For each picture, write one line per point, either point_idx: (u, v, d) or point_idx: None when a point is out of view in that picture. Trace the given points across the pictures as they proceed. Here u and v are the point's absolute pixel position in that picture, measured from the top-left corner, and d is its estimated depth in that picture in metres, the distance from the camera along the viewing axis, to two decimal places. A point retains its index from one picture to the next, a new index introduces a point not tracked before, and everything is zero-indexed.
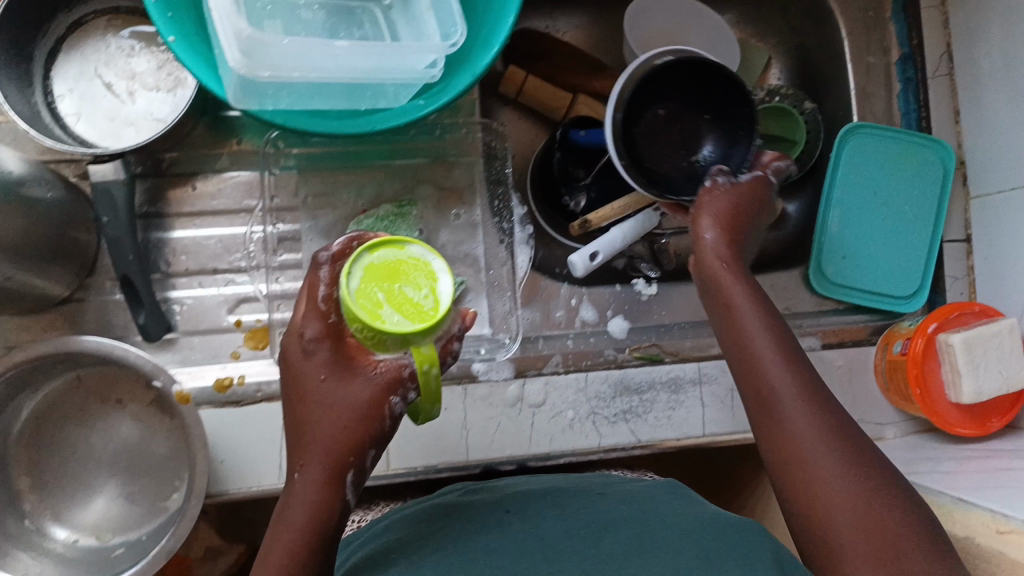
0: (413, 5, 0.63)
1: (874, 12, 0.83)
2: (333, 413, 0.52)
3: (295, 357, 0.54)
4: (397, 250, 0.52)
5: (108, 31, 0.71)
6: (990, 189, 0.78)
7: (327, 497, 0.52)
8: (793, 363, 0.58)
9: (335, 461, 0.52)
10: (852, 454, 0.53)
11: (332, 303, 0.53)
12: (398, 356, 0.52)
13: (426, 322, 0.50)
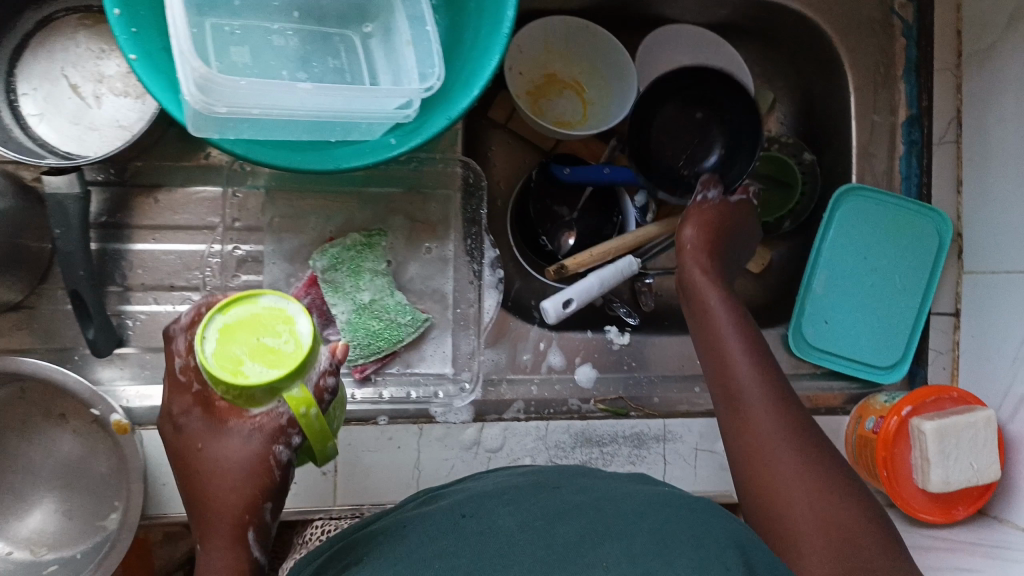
0: (394, 39, 0.60)
1: (886, 69, 0.80)
2: (222, 480, 0.52)
3: (172, 435, 0.54)
4: (248, 304, 0.50)
5: (77, 30, 0.68)
6: (984, 266, 0.75)
7: (232, 549, 0.51)
8: (750, 338, 0.66)
9: (241, 507, 0.52)
10: (800, 444, 0.59)
11: (191, 375, 0.53)
12: (273, 406, 0.49)
13: (289, 364, 0.48)
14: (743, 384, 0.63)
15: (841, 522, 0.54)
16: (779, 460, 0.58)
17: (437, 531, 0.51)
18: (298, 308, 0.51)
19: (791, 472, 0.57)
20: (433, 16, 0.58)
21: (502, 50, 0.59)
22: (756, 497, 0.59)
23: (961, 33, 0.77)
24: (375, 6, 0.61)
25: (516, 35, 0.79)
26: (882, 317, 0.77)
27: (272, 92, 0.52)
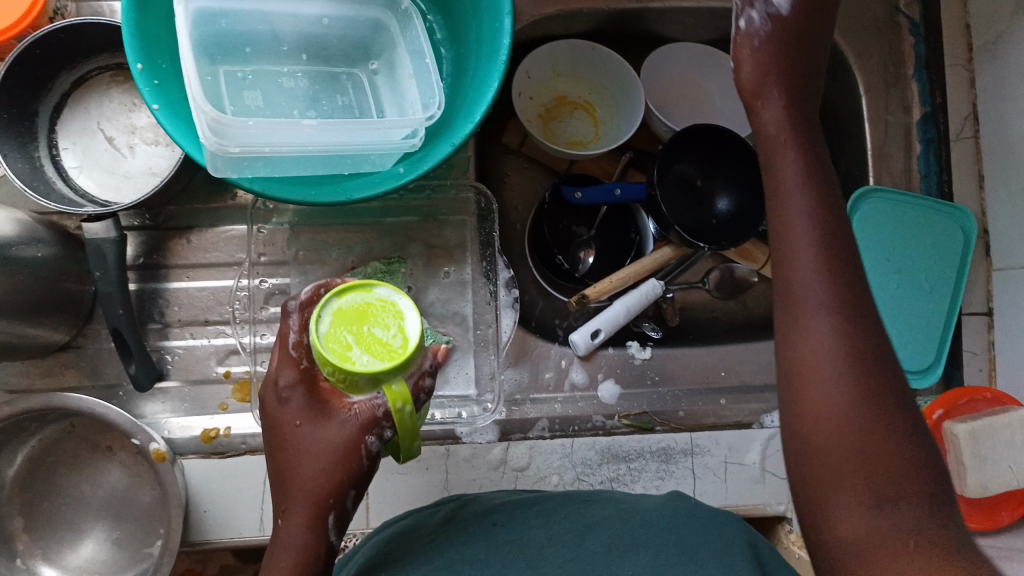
0: (399, 74, 0.64)
1: (895, 68, 0.79)
2: (308, 463, 0.52)
3: (273, 408, 0.54)
4: (364, 293, 0.53)
5: (109, 88, 0.74)
6: (1013, 260, 0.73)
7: (314, 525, 0.51)
8: (838, 285, 0.48)
9: (330, 488, 0.52)
10: (894, 460, 0.44)
11: (301, 350, 0.53)
12: (372, 397, 0.51)
13: (395, 360, 0.50)
14: (810, 309, 0.48)
15: (942, 549, 0.42)
16: (834, 426, 0.46)
17: (475, 536, 0.53)
18: (409, 306, 0.52)
19: (841, 433, 0.45)
20: (431, 49, 0.61)
21: (499, 76, 0.62)
22: (810, 475, 0.46)
23: (970, 28, 0.77)
24: (378, 44, 0.65)
25: (522, 62, 0.81)
26: (913, 318, 0.75)
27: (280, 130, 0.56)
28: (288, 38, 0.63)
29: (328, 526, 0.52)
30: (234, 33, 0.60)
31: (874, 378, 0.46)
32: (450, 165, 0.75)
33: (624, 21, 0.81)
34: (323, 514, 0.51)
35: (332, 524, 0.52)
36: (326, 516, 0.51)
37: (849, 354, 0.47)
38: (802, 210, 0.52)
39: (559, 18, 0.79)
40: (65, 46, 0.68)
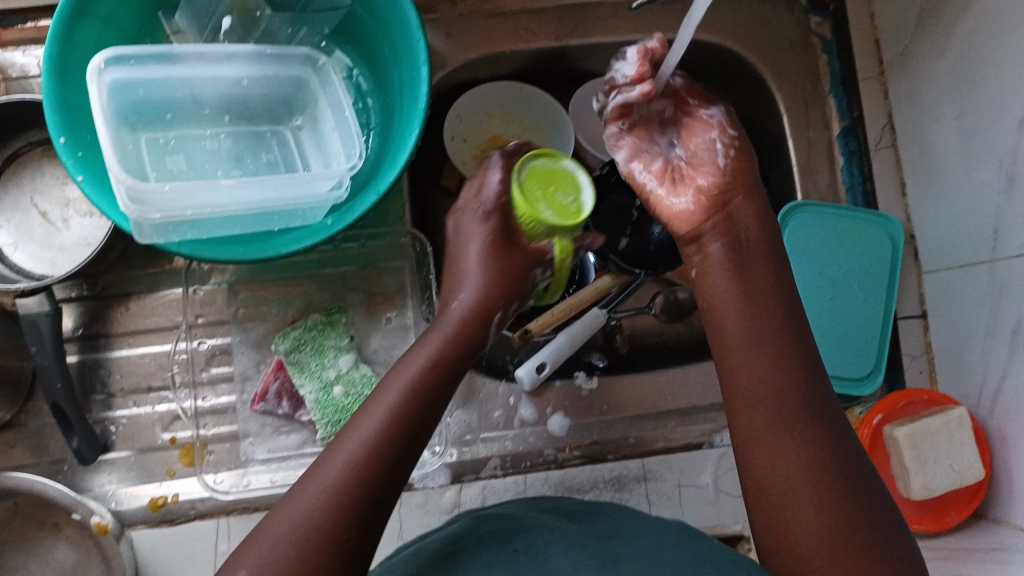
0: (323, 127, 0.65)
1: (813, 86, 0.81)
2: (459, 308, 0.59)
3: (453, 241, 0.63)
4: (553, 162, 0.60)
5: (41, 162, 0.74)
6: (941, 265, 0.75)
7: (396, 415, 0.53)
8: (771, 314, 0.55)
9: (425, 388, 0.54)
10: (824, 447, 0.51)
11: (488, 190, 0.62)
12: (541, 246, 0.60)
13: (572, 221, 0.57)
14: (735, 345, 0.55)
15: (862, 541, 0.48)
16: (789, 456, 0.51)
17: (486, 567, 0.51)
18: (588, 183, 0.59)
19: (786, 461, 0.51)
20: (351, 103, 0.62)
21: (421, 124, 0.63)
22: (756, 492, 0.52)
23: (881, 43, 0.79)
24: (301, 100, 0.65)
25: (453, 105, 0.82)
26: (848, 329, 0.77)
27: (201, 193, 0.58)
28: (209, 101, 0.63)
29: (407, 426, 0.53)
30: (153, 100, 0.60)
31: (812, 409, 0.53)
32: (385, 214, 0.76)
33: (548, 61, 0.82)
34: (403, 409, 0.53)
35: (423, 416, 0.54)
36: (418, 406, 0.54)
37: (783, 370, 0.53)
38: (723, 235, 0.58)
39: (482, 63, 0.80)
40: None
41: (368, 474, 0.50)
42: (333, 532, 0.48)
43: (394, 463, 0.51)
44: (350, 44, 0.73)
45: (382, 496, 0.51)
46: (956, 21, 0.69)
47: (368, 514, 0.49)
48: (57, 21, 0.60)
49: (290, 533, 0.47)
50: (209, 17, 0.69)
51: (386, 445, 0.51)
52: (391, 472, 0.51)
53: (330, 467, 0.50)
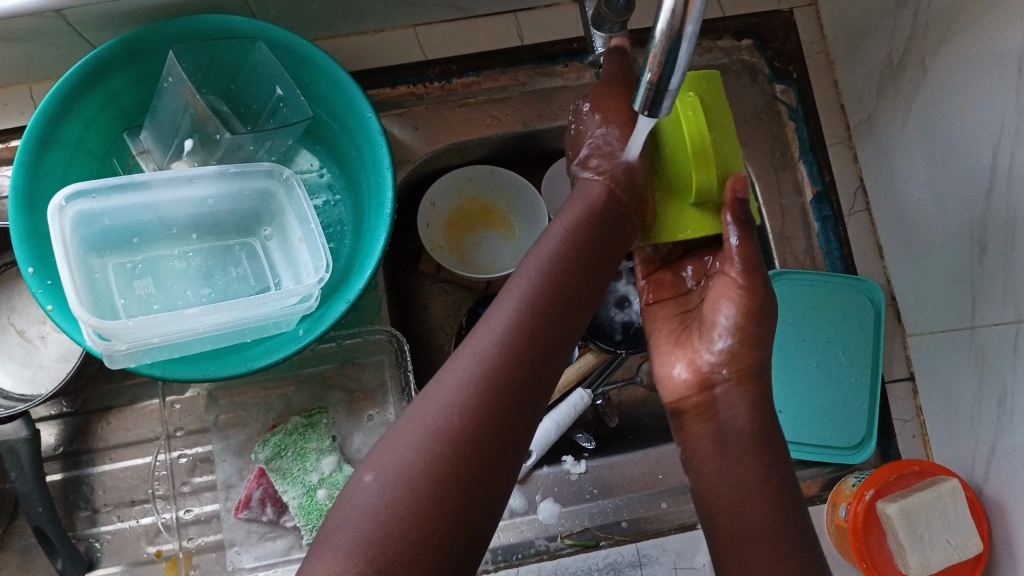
0: (290, 240, 0.66)
1: (782, 153, 0.82)
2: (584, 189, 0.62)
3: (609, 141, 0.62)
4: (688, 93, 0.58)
5: (17, 281, 0.75)
6: (922, 328, 0.74)
7: (513, 333, 0.52)
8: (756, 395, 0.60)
9: (563, 286, 0.56)
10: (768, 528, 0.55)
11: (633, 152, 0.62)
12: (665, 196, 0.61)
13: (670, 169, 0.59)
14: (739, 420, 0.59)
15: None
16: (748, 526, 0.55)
17: None
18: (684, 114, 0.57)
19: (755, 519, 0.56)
20: (315, 214, 0.63)
21: (386, 231, 0.64)
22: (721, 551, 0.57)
23: (845, 108, 0.80)
24: (268, 211, 0.67)
25: (427, 191, 0.82)
26: (834, 396, 0.76)
27: (165, 322, 0.58)
28: (177, 221, 0.65)
29: (521, 347, 0.52)
30: (119, 227, 0.62)
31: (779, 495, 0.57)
32: (361, 309, 0.76)
33: (517, 144, 0.83)
34: (526, 324, 0.53)
35: (547, 311, 0.54)
36: (553, 303, 0.55)
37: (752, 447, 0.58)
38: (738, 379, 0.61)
39: (450, 152, 0.81)
40: None
41: (486, 396, 0.50)
42: (456, 456, 0.48)
43: (524, 380, 0.51)
44: (318, 145, 0.74)
45: (512, 414, 0.50)
46: (916, 91, 0.69)
47: (504, 439, 0.49)
48: (23, 151, 0.61)
49: (402, 459, 0.47)
50: (172, 135, 0.70)
51: (501, 366, 0.51)
52: (513, 391, 0.51)
53: (446, 388, 0.50)
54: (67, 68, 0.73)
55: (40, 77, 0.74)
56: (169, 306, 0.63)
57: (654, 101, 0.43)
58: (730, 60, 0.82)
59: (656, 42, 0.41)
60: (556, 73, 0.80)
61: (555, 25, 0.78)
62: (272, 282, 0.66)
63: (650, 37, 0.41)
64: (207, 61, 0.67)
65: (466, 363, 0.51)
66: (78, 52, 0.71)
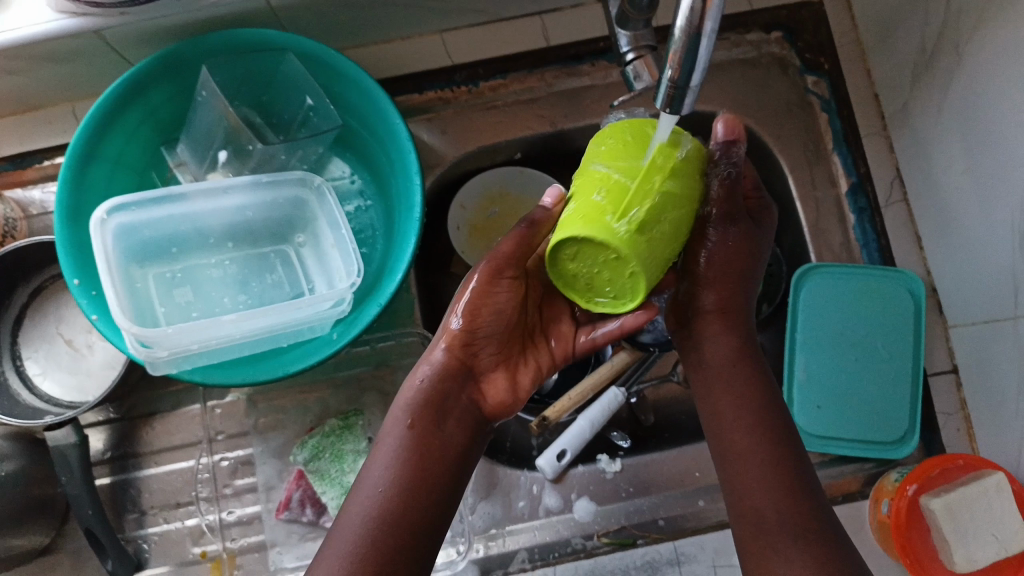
0: (323, 245, 0.67)
1: (815, 145, 0.80)
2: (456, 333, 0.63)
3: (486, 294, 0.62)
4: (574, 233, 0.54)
5: (66, 291, 0.78)
6: (965, 319, 0.72)
7: (412, 433, 0.60)
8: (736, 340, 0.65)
9: (445, 386, 0.62)
10: (778, 464, 0.59)
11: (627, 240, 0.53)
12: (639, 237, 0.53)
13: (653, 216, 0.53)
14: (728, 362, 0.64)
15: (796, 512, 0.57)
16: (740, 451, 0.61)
17: None
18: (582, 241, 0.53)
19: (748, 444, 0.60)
20: (346, 220, 0.65)
21: (416, 234, 0.64)
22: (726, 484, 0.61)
23: (879, 97, 0.79)
24: (301, 219, 0.68)
25: (456, 194, 0.83)
26: (877, 389, 0.74)
27: (203, 329, 0.59)
28: (213, 231, 0.67)
29: (428, 455, 0.59)
30: (158, 239, 0.64)
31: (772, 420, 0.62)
32: (394, 312, 0.77)
33: (546, 146, 0.83)
34: (420, 428, 0.60)
35: (436, 410, 0.61)
36: (441, 402, 0.61)
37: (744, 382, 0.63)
38: (713, 341, 0.65)
39: (479, 154, 0.82)
40: (12, 264, 0.73)
41: (408, 490, 0.57)
42: (386, 541, 0.55)
43: (426, 506, 0.58)
44: (349, 152, 0.75)
45: (419, 529, 0.57)
46: (950, 77, 0.68)
47: (422, 527, 0.57)
48: (67, 166, 0.63)
49: (359, 526, 0.55)
50: (207, 147, 0.71)
51: (402, 466, 0.58)
52: (418, 487, 0.58)
53: (362, 501, 0.57)
54: (107, 84, 0.75)
55: (82, 95, 0.77)
56: (207, 312, 0.64)
57: (675, 98, 0.43)
58: (760, 52, 0.81)
59: (677, 39, 0.40)
60: (583, 72, 0.80)
61: (580, 25, 0.78)
62: (306, 287, 0.67)
63: (669, 34, 0.41)
64: (239, 71, 0.68)
65: (382, 462, 0.59)
66: (118, 69, 0.73)
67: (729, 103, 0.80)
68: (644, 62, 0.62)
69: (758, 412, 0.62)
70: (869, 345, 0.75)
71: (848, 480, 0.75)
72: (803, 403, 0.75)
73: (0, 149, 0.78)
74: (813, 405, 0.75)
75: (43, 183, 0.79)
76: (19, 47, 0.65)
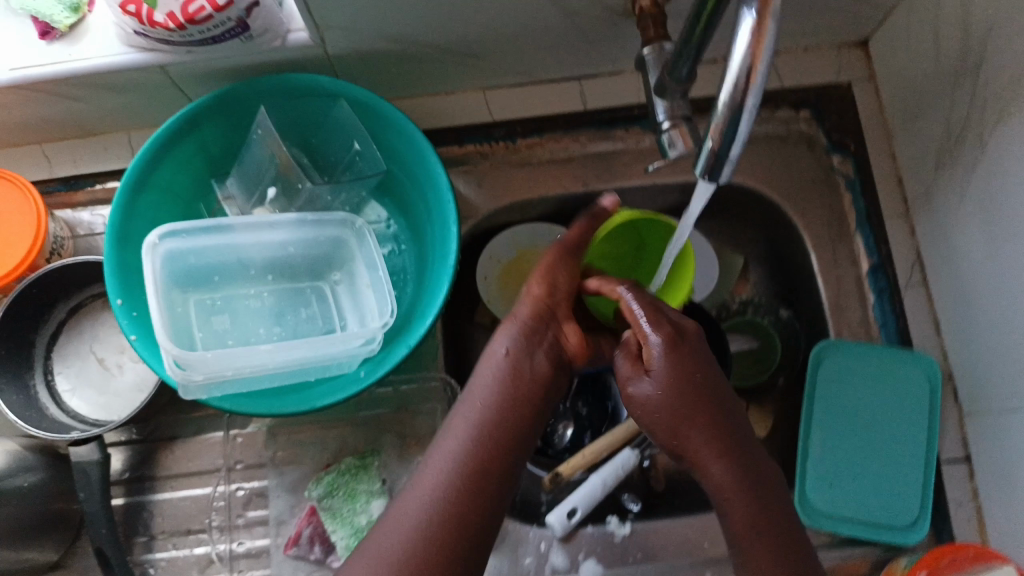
0: (358, 285, 0.69)
1: (839, 224, 0.83)
2: (526, 309, 0.66)
3: (552, 270, 0.67)
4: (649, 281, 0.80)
5: (103, 312, 0.81)
6: (981, 406, 0.73)
7: (509, 361, 0.63)
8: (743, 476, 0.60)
9: (532, 329, 0.66)
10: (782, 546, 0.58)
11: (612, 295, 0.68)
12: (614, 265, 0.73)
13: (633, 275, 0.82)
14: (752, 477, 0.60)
15: None
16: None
17: None
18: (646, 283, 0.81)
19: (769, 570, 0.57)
20: (383, 262, 0.67)
21: (448, 280, 0.67)
22: None
23: (902, 182, 0.82)
24: (339, 258, 0.70)
25: (487, 245, 0.85)
26: (891, 471, 0.75)
27: (240, 356, 0.61)
28: (254, 262, 0.69)
29: (476, 474, 0.58)
30: (201, 267, 0.66)
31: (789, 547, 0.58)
32: (419, 356, 0.79)
33: (577, 205, 0.86)
34: (517, 359, 0.64)
35: (529, 347, 0.64)
36: (534, 337, 0.65)
37: (765, 503, 0.60)
38: (726, 458, 0.60)
39: (511, 209, 0.84)
40: (56, 281, 0.76)
41: (451, 521, 0.56)
42: (456, 512, 0.57)
43: (473, 535, 0.57)
44: (388, 198, 0.78)
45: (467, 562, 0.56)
46: (974, 167, 0.70)
47: (465, 555, 0.56)
48: (122, 193, 0.66)
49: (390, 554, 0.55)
50: (257, 183, 0.75)
51: (503, 386, 0.62)
52: (511, 408, 0.62)
53: (401, 524, 0.56)
54: (165, 117, 0.79)
55: (140, 126, 0.81)
56: (242, 341, 0.66)
57: (716, 167, 0.46)
58: (789, 130, 0.85)
59: (719, 112, 0.43)
60: (616, 138, 0.84)
61: (617, 93, 0.82)
62: (337, 324, 0.69)
63: (712, 107, 0.44)
64: (292, 114, 0.72)
65: (482, 383, 0.63)
66: (177, 104, 0.77)
67: (755, 177, 0.83)
68: (680, 132, 0.64)
69: (780, 538, 0.59)
70: (885, 427, 0.76)
71: (859, 563, 0.74)
72: (818, 479, 0.75)
73: (57, 171, 0.82)
74: (826, 481, 0.75)
75: (92, 207, 0.83)
76: (92, 75, 0.69)
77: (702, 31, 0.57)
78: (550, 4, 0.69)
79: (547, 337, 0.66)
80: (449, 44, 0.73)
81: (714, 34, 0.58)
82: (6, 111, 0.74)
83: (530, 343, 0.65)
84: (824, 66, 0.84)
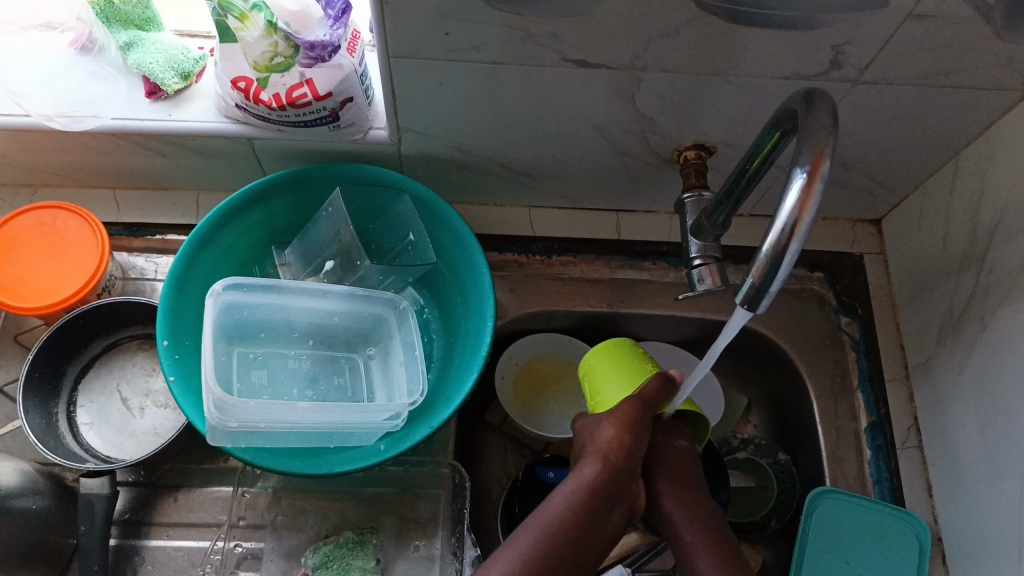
0: (391, 362, 0.73)
1: (842, 380, 0.87)
2: (612, 451, 0.61)
3: (641, 418, 0.61)
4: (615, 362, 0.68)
5: (136, 353, 0.83)
6: (967, 573, 0.75)
7: (592, 492, 0.60)
8: None
9: (618, 470, 0.61)
10: None
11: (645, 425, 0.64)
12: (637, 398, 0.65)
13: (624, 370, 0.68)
14: None
15: None
16: None
17: None
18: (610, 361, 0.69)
19: None
20: (420, 344, 0.71)
21: (477, 370, 0.70)
22: None
23: (904, 349, 0.88)
24: (376, 334, 0.75)
25: (508, 348, 0.90)
26: None
27: (276, 410, 0.64)
28: (299, 326, 0.74)
29: None
30: (250, 321, 0.71)
31: None
32: (430, 442, 0.82)
33: (599, 324, 0.91)
34: (598, 491, 0.60)
35: (612, 488, 0.61)
36: (615, 488, 0.61)
37: None
38: None
39: (538, 318, 0.89)
40: (102, 317, 0.79)
41: None
42: None
43: None
44: (426, 288, 0.84)
45: None
46: (974, 345, 0.76)
47: None
48: (190, 243, 0.71)
49: None
50: (315, 255, 0.81)
51: (582, 513, 0.59)
52: (575, 542, 0.59)
53: None
54: (235, 184, 0.86)
55: (210, 189, 0.88)
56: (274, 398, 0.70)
57: (755, 299, 0.51)
58: (802, 287, 0.91)
59: (763, 256, 0.49)
60: (644, 267, 0.90)
61: (650, 228, 0.90)
62: (365, 396, 0.73)
63: (758, 248, 0.50)
64: (359, 202, 0.78)
65: (558, 506, 0.60)
66: (250, 174, 0.84)
67: (769, 323, 0.89)
68: (710, 269, 0.71)
69: None
70: None
71: None
72: None
73: (123, 217, 0.87)
74: None
75: (147, 254, 0.88)
76: (185, 135, 0.75)
77: (742, 185, 0.63)
78: (607, 142, 0.77)
79: (621, 482, 0.61)
80: (509, 162, 0.80)
81: (751, 190, 0.64)
82: (96, 156, 0.80)
83: (605, 486, 0.60)
84: (840, 235, 0.92)
